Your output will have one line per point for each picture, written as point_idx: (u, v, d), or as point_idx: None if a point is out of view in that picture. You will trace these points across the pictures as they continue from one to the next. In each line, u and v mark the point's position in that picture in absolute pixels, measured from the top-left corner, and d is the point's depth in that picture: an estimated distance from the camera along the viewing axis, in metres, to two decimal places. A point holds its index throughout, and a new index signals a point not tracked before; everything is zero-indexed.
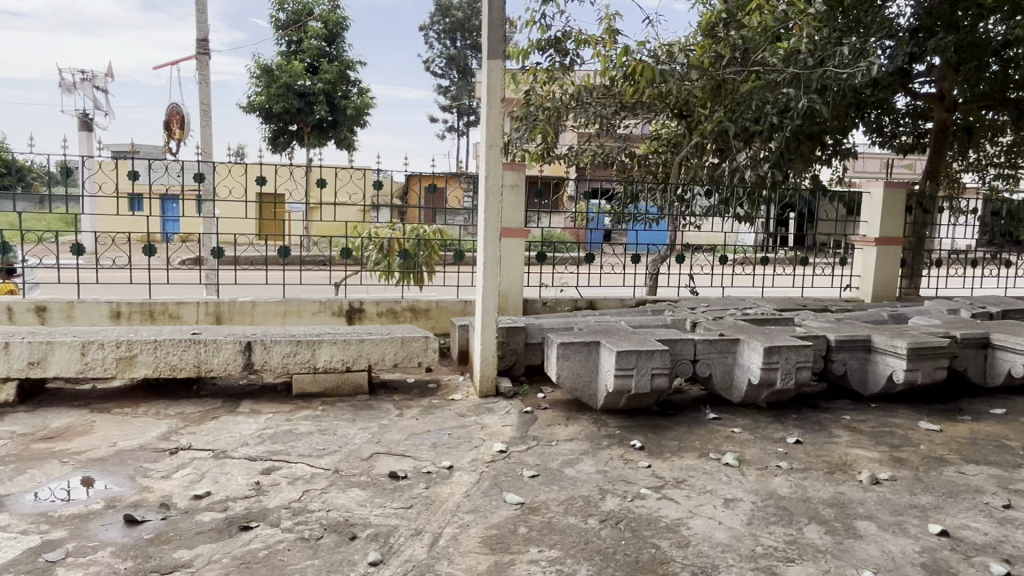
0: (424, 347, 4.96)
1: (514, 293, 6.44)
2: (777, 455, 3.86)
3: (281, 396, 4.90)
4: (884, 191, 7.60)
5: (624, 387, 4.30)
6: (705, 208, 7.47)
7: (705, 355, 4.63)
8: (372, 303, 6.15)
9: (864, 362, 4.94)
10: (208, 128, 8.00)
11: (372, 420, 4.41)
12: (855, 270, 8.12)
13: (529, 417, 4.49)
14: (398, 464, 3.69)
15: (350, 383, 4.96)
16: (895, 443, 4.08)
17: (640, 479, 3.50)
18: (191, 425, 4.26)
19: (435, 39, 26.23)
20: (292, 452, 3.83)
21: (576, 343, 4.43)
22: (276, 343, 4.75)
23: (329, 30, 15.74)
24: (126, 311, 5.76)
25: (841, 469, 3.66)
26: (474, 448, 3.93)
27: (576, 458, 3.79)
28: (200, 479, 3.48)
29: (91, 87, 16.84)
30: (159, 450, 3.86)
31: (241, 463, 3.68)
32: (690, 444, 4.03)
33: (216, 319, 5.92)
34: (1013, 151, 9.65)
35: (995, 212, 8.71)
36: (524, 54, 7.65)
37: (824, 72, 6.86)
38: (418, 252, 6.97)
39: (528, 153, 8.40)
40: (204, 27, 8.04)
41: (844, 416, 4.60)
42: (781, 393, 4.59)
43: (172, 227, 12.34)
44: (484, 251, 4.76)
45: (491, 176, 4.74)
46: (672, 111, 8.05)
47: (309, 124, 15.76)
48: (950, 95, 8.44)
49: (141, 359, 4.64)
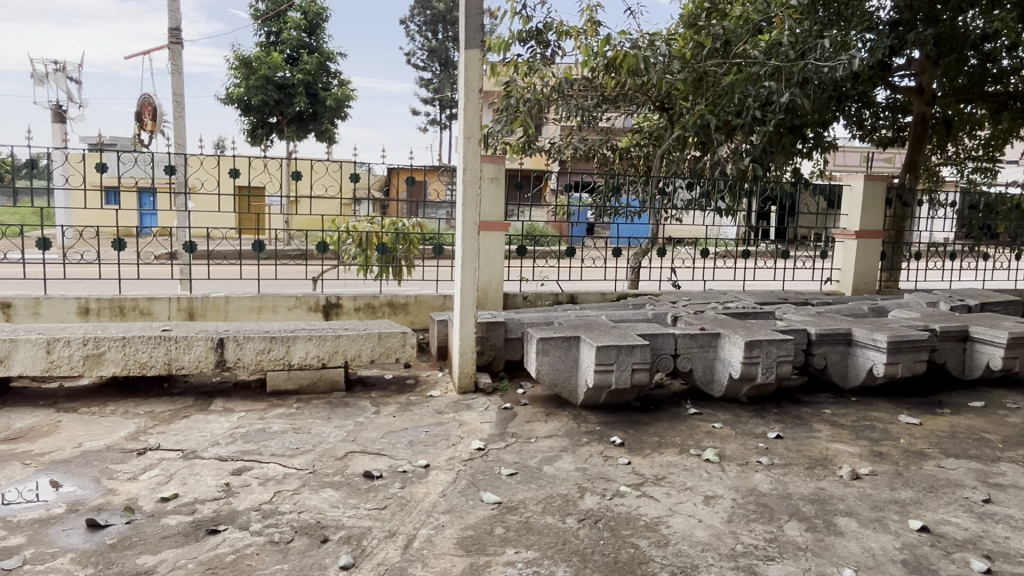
0: (401, 343, 4.88)
1: (494, 286, 6.36)
2: (758, 450, 3.82)
3: (255, 393, 4.79)
4: (864, 184, 7.58)
5: (604, 382, 4.24)
6: (686, 201, 7.37)
7: (686, 350, 4.59)
8: (349, 298, 6.03)
9: (845, 355, 4.92)
10: (181, 119, 7.81)
11: (348, 417, 4.32)
12: (836, 264, 8.11)
13: (509, 414, 4.42)
14: (373, 463, 3.61)
15: (326, 380, 4.86)
16: (875, 437, 4.06)
17: (619, 476, 3.44)
18: (160, 425, 4.15)
19: (416, 31, 26.01)
20: (264, 452, 3.73)
21: (556, 339, 4.37)
22: (249, 339, 4.64)
23: (309, 22, 15.55)
24: (95, 307, 5.59)
25: (821, 464, 3.64)
26: (451, 446, 3.85)
27: (556, 455, 3.72)
28: (167, 480, 3.38)
29: (64, 78, 16.54)
30: (126, 451, 3.75)
31: (212, 463, 3.57)
32: (670, 439, 3.98)
33: (188, 316, 5.77)
34: (991, 144, 9.75)
35: (973, 205, 8.61)
36: (505, 46, 7.56)
37: (805, 65, 6.98)
38: (397, 245, 6.87)
39: (508, 145, 8.23)
40: (177, 16, 7.86)
41: (825, 410, 4.57)
42: (761, 387, 4.57)
43: (149, 222, 12.12)
44: (462, 244, 4.68)
45: (470, 169, 4.65)
46: (654, 103, 7.99)
47: (288, 116, 15.54)
48: (930, 88, 8.48)
49: (110, 357, 4.51)
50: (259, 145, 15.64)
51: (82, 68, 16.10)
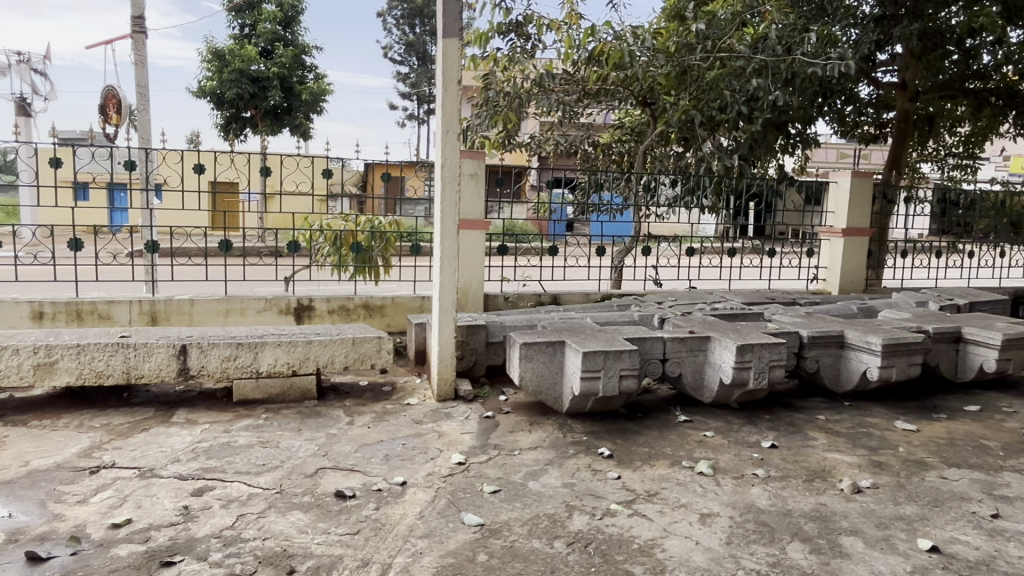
0: (377, 348, 4.66)
1: (474, 288, 6.12)
2: (752, 462, 3.63)
3: (221, 403, 4.51)
4: (851, 181, 7.47)
5: (591, 390, 4.04)
6: (670, 198, 7.23)
7: (675, 354, 4.40)
8: (322, 300, 5.76)
9: (837, 359, 4.76)
10: (145, 112, 7.44)
11: (319, 429, 4.06)
12: (821, 262, 7.97)
13: (490, 423, 4.19)
14: (346, 481, 3.36)
15: (297, 388, 4.58)
16: (873, 446, 3.89)
17: (609, 493, 3.23)
18: (117, 439, 3.86)
19: (393, 24, 25.60)
20: (228, 469, 3.47)
21: (540, 343, 4.15)
22: (214, 346, 4.37)
23: (285, 15, 15.15)
24: (50, 311, 5.25)
25: (820, 477, 3.46)
26: (429, 460, 3.62)
27: (541, 469, 3.51)
28: (120, 503, 3.11)
29: (28, 70, 15.99)
30: (77, 470, 3.46)
31: (170, 483, 3.31)
32: (661, 450, 3.78)
33: (151, 320, 5.44)
34: (972, 141, 9.74)
35: (954, 202, 8.55)
36: (484, 40, 7.34)
37: (793, 60, 6.89)
38: (373, 244, 6.60)
39: (486, 140, 7.97)
40: (141, 4, 7.51)
41: (819, 416, 4.41)
42: (753, 392, 4.39)
43: (119, 220, 11.76)
44: (440, 243, 4.44)
45: (448, 165, 4.41)
46: (636, 98, 7.85)
47: (263, 111, 15.12)
48: (914, 84, 8.38)
49: (62, 366, 4.22)
50: (232, 140, 15.21)
51: (47, 60, 15.56)
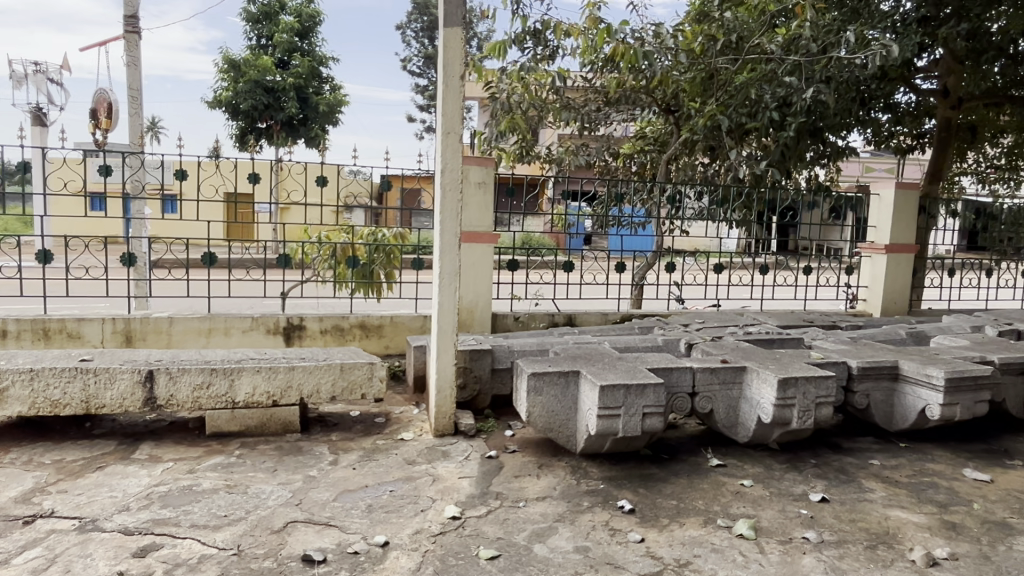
0: (368, 376, 4.15)
1: (482, 306, 5.62)
2: (801, 521, 3.06)
3: (192, 435, 4.03)
4: (895, 192, 6.85)
5: (609, 430, 3.48)
6: (696, 211, 6.69)
7: (706, 388, 3.83)
8: (314, 319, 5.28)
9: (890, 393, 4.16)
10: (138, 117, 7.04)
11: (297, 471, 3.55)
12: (862, 281, 7.37)
13: (493, 466, 3.65)
14: (319, 539, 2.84)
15: (277, 420, 4.07)
16: (942, 502, 3.30)
17: (631, 563, 2.68)
18: (65, 480, 3.38)
19: (412, 37, 25.31)
20: (184, 521, 2.96)
21: (550, 375, 3.62)
22: (184, 372, 3.89)
23: (302, 25, 14.79)
24: (15, 330, 4.80)
25: (885, 543, 2.88)
26: (420, 513, 3.09)
27: (549, 528, 2.96)
28: (46, 566, 2.61)
29: (45, 78, 15.82)
30: (10, 519, 2.97)
31: (112, 539, 2.81)
32: (692, 504, 3.22)
33: (125, 340, 4.98)
34: (1015, 152, 9.04)
35: (999, 216, 7.86)
36: (501, 49, 6.85)
37: (828, 61, 6.33)
38: (373, 258, 6.09)
39: (502, 152, 7.43)
40: (135, 4, 7.12)
41: (872, 461, 3.82)
42: (796, 433, 3.81)
43: None
44: (440, 258, 3.93)
45: (448, 170, 3.90)
46: (659, 105, 7.30)
47: (278, 121, 14.77)
48: (956, 90, 7.73)
49: (13, 394, 3.75)
50: (247, 151, 14.85)
51: (63, 71, 15.36)
